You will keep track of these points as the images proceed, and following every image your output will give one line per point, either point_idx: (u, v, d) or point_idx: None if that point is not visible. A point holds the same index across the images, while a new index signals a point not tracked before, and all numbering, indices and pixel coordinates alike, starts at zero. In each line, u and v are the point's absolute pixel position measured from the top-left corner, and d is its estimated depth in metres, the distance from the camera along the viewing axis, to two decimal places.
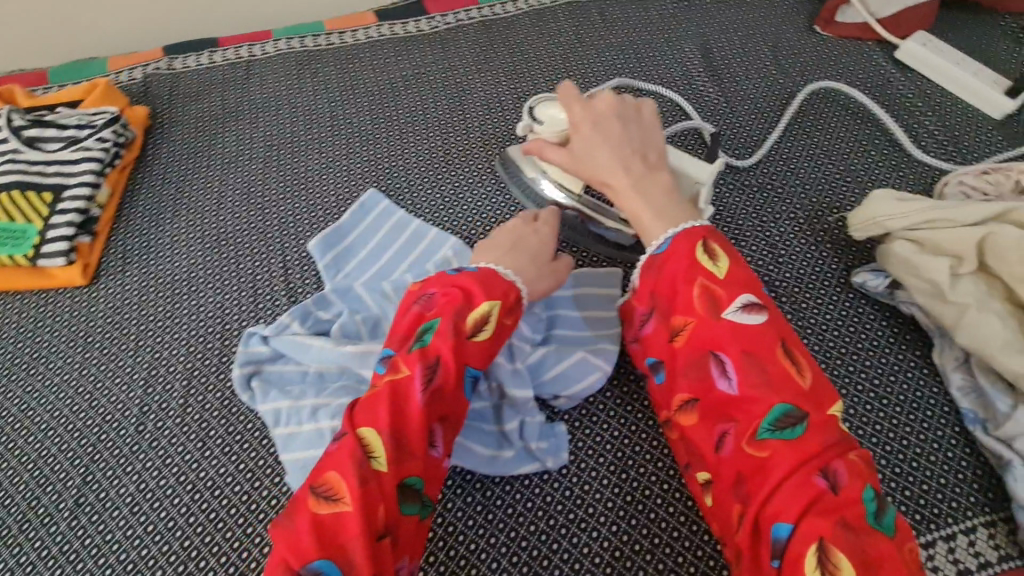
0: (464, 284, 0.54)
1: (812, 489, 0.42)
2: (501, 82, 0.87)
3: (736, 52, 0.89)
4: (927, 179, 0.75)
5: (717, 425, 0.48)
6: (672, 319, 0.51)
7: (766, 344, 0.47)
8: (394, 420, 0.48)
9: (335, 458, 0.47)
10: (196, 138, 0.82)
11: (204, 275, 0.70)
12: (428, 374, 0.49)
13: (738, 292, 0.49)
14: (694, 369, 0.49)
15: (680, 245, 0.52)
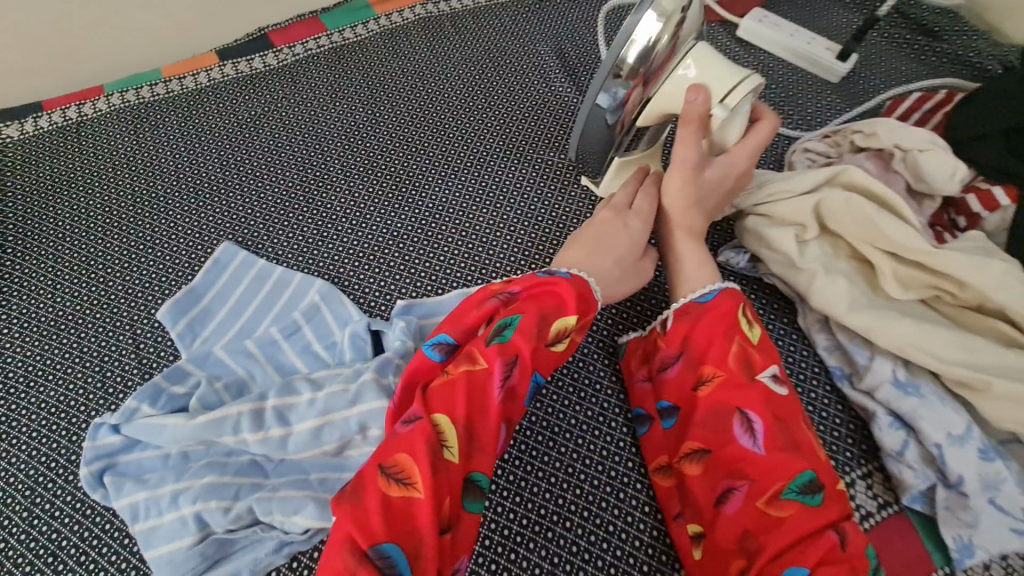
0: (554, 285, 0.54)
1: (826, 542, 0.46)
2: (358, 108, 0.84)
3: (590, 48, 0.89)
4: (777, 150, 0.78)
5: (723, 480, 0.51)
6: (701, 369, 0.54)
7: (793, 411, 0.52)
8: (471, 412, 0.48)
9: (404, 440, 0.47)
10: (24, 216, 0.75)
11: (43, 366, 0.63)
12: (508, 371, 0.50)
13: (769, 360, 0.53)
14: (716, 422, 0.52)
15: (725, 300, 0.56)
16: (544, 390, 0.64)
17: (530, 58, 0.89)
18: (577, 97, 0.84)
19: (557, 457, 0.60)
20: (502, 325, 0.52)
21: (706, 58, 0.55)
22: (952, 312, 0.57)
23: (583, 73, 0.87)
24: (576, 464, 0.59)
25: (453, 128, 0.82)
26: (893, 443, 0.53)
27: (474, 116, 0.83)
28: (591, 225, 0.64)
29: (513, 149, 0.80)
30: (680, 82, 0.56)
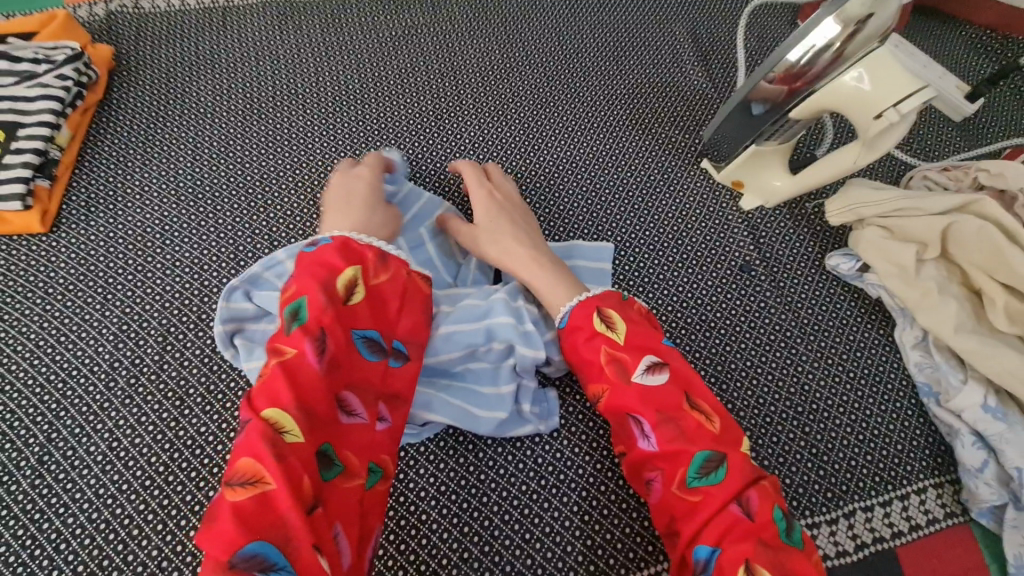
0: (326, 256, 0.50)
1: (729, 519, 0.44)
2: (494, 50, 0.86)
3: (726, 37, 0.90)
4: (893, 173, 0.80)
5: (645, 474, 0.50)
6: (590, 387, 0.53)
7: (673, 401, 0.49)
8: (302, 394, 0.43)
9: (243, 446, 0.40)
10: (166, 83, 0.77)
11: (179, 229, 0.66)
12: (320, 344, 0.45)
13: (641, 353, 0.51)
14: (621, 429, 0.52)
15: (580, 309, 0.54)
16: None
17: (664, 36, 0.90)
18: (706, 83, 0.86)
19: None
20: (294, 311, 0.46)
21: (889, 64, 0.54)
22: None
23: (716, 60, 0.88)
24: None
25: (584, 88, 0.84)
26: (973, 460, 0.57)
27: (604, 81, 0.85)
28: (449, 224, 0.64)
29: (637, 120, 0.82)
30: (844, 89, 0.56)
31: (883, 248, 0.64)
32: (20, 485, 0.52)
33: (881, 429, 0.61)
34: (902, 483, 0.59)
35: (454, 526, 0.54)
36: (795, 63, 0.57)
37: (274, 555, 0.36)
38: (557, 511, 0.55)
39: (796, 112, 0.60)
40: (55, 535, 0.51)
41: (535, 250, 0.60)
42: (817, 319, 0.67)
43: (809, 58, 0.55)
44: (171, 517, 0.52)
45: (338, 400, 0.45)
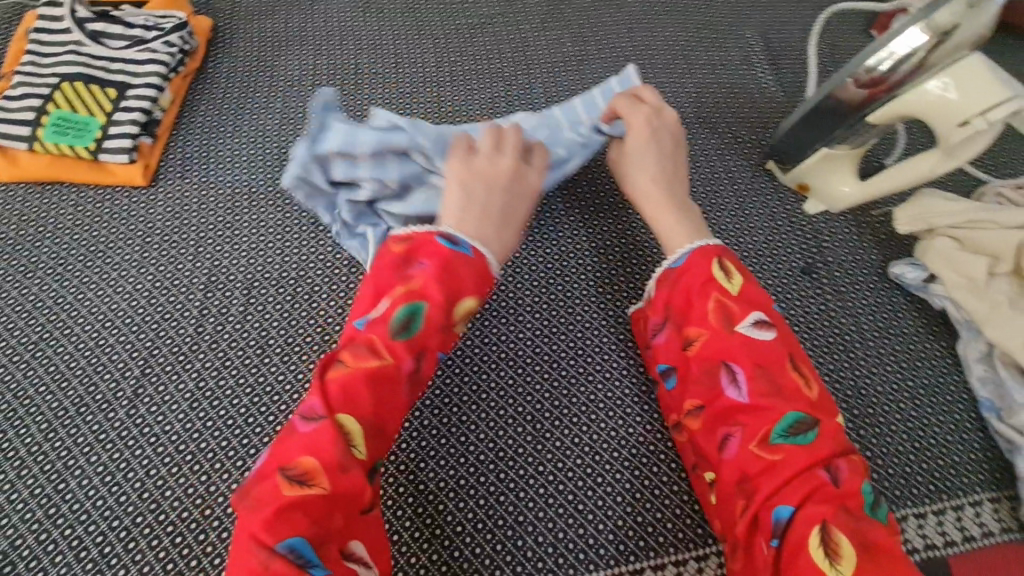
0: (457, 270, 0.53)
1: (814, 482, 0.46)
2: (566, 43, 0.88)
3: (797, 42, 0.90)
4: (963, 188, 0.79)
5: (720, 428, 0.51)
6: (685, 332, 0.55)
7: (776, 358, 0.51)
8: (378, 407, 0.48)
9: (306, 441, 0.45)
10: (258, 57, 0.81)
11: (266, 192, 0.70)
12: (415, 363, 0.50)
13: (749, 308, 0.53)
14: (707, 377, 0.52)
15: (694, 262, 0.56)
16: None
17: (736, 38, 0.90)
18: (775, 86, 0.86)
19: None
20: (408, 316, 0.50)
21: (976, 74, 0.54)
22: None
23: (786, 65, 0.88)
24: None
25: (653, 85, 0.85)
26: None
27: (673, 79, 0.86)
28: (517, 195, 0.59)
29: (704, 118, 0.83)
30: (930, 97, 0.56)
31: (952, 259, 0.64)
32: (114, 412, 0.56)
33: (938, 440, 0.61)
34: (957, 494, 0.58)
35: (511, 490, 0.56)
36: (874, 68, 0.58)
37: (306, 552, 0.41)
38: (610, 487, 0.57)
39: (877, 117, 0.60)
40: (145, 461, 0.55)
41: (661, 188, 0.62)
42: (877, 326, 0.67)
43: (889, 65, 0.57)
44: (250, 456, 0.55)
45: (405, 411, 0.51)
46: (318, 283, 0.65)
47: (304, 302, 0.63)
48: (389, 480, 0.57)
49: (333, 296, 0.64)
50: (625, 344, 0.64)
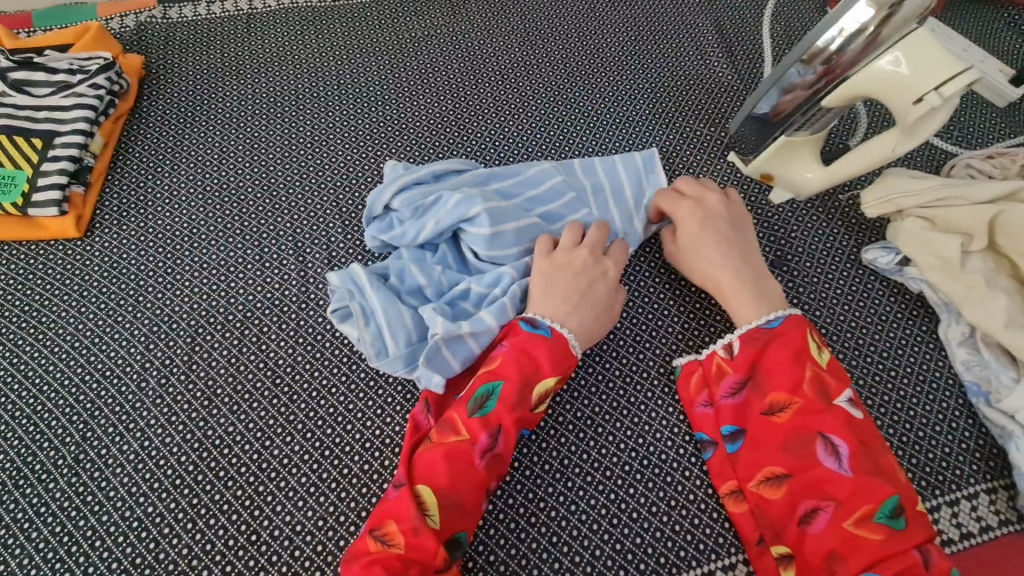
0: (530, 348, 0.55)
1: (910, 564, 0.45)
2: (513, 48, 0.85)
3: (750, 27, 0.88)
4: (933, 162, 0.76)
5: (807, 501, 0.49)
6: (773, 396, 0.53)
7: (871, 435, 0.51)
8: (454, 482, 0.50)
9: (394, 507, 0.49)
10: (195, 90, 0.78)
11: (208, 231, 0.67)
12: (491, 441, 0.51)
13: (843, 384, 0.53)
14: (796, 446, 0.51)
15: (794, 328, 0.55)
16: (675, 345, 0.63)
17: (688, 28, 0.88)
18: (731, 74, 0.84)
19: (682, 409, 0.59)
20: (484, 395, 0.53)
21: (928, 48, 0.51)
22: None
23: (741, 51, 0.86)
24: None
25: (606, 83, 0.83)
26: None
27: (626, 76, 0.83)
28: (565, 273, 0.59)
29: (662, 114, 0.80)
30: (881, 74, 0.53)
31: (925, 241, 0.61)
32: (55, 483, 0.54)
33: (926, 431, 0.58)
34: (951, 487, 0.55)
35: (481, 526, 0.55)
36: (826, 46, 0.55)
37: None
38: (584, 514, 0.55)
39: (832, 100, 0.57)
40: (89, 532, 0.52)
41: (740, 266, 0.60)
42: (854, 316, 0.65)
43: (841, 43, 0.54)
44: (200, 516, 0.52)
45: (486, 488, 0.51)
46: (265, 323, 0.61)
47: (250, 345, 0.60)
48: (349, 530, 0.52)
49: (282, 334, 0.61)
50: (591, 360, 0.62)
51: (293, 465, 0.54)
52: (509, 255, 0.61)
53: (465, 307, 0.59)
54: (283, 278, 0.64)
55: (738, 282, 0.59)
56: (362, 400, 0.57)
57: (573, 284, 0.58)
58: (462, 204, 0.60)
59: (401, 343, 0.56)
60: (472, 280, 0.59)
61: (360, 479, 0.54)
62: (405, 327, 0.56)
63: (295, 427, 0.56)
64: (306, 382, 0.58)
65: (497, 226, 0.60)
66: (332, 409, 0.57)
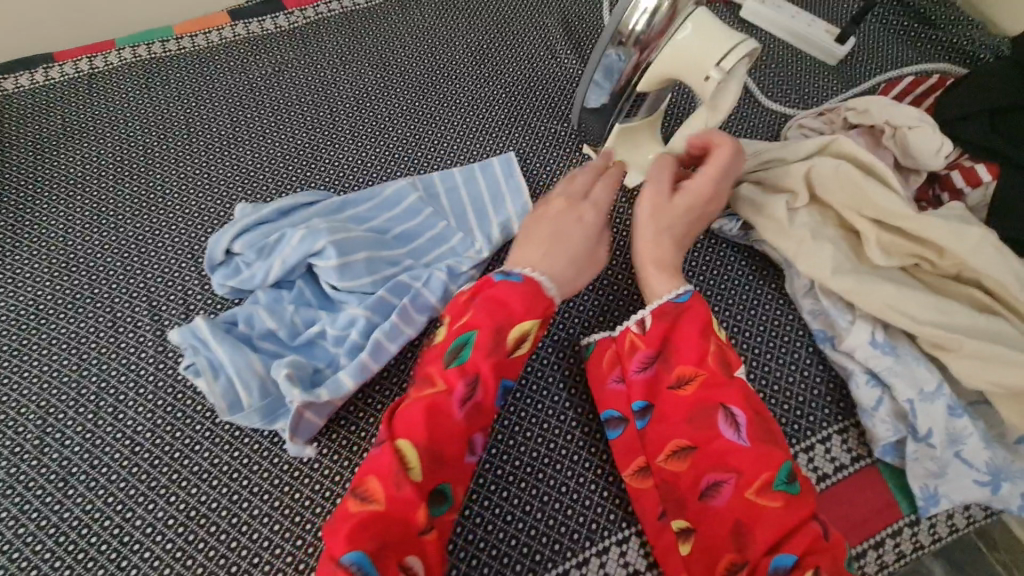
0: (502, 296, 0.56)
1: (809, 534, 0.46)
2: (367, 73, 0.86)
3: (595, 21, 0.91)
4: (774, 126, 0.80)
5: (711, 474, 0.51)
6: (679, 370, 0.55)
7: (765, 406, 0.53)
8: (432, 435, 0.50)
9: (373, 465, 0.50)
10: (35, 160, 0.76)
11: (55, 305, 0.65)
12: (466, 389, 0.52)
13: (740, 357, 0.55)
14: (700, 418, 0.52)
15: (696, 307, 0.57)
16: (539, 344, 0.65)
17: (536, 30, 0.90)
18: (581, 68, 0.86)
19: (549, 405, 0.61)
20: (460, 346, 0.53)
21: (707, 24, 0.55)
22: (933, 279, 0.60)
23: (588, 45, 0.89)
24: (569, 413, 0.62)
25: (461, 94, 0.84)
26: (869, 399, 0.56)
27: (480, 84, 0.85)
28: (546, 220, 0.63)
29: (517, 117, 0.82)
30: (679, 48, 0.55)
31: (757, 204, 0.64)
32: None
33: (782, 384, 0.61)
34: (807, 434, 0.58)
35: None
36: (632, 26, 0.54)
37: (367, 567, 0.44)
38: None
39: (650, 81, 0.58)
40: None
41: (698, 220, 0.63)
42: (709, 284, 0.67)
43: (648, 20, 0.53)
44: None
45: (467, 441, 0.52)
46: (122, 391, 0.60)
47: (107, 417, 0.58)
48: None
49: (140, 399, 0.59)
50: None
51: (158, 533, 0.53)
52: (362, 286, 0.61)
53: (322, 348, 0.60)
54: (138, 341, 0.62)
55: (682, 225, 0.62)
56: (227, 453, 0.56)
57: (546, 232, 0.61)
58: (307, 240, 0.60)
59: (254, 394, 0.56)
60: (326, 323, 0.60)
61: (230, 534, 0.53)
62: (258, 375, 0.56)
63: (157, 493, 0.55)
64: (167, 445, 0.57)
65: (346, 258, 0.61)
66: (196, 468, 0.56)
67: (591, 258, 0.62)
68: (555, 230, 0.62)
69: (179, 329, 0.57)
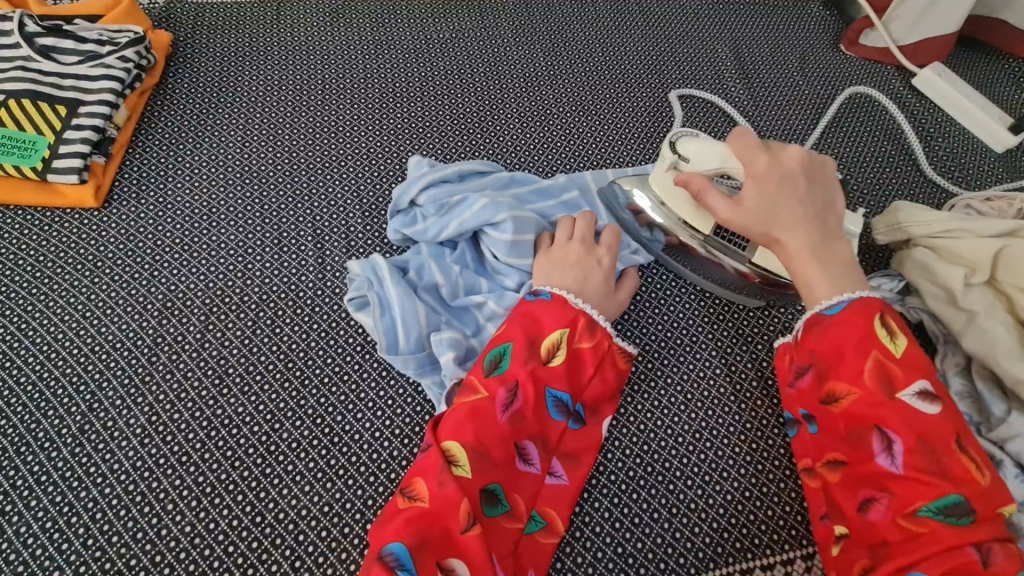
0: (536, 312, 0.56)
1: (962, 561, 0.40)
2: (539, 57, 0.86)
3: (766, 58, 0.91)
4: (935, 200, 0.79)
5: (861, 489, 0.46)
6: (833, 383, 0.49)
7: (943, 431, 0.44)
8: (479, 435, 0.50)
9: (421, 466, 0.50)
10: (220, 70, 0.78)
11: (227, 212, 0.67)
12: (509, 397, 0.52)
13: (914, 373, 0.46)
14: (852, 436, 0.47)
15: (859, 306, 0.49)
16: (683, 358, 0.63)
17: (708, 53, 0.91)
18: (747, 101, 0.86)
19: (686, 420, 0.60)
20: (497, 356, 0.54)
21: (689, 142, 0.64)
22: None
23: (758, 80, 0.89)
24: (705, 431, 0.60)
25: (628, 97, 0.84)
26: (1016, 492, 0.55)
27: (647, 93, 0.85)
28: (568, 258, 0.60)
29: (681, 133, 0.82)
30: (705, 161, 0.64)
31: (931, 271, 0.64)
32: (58, 452, 0.53)
33: None
34: None
35: None
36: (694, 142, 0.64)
37: (405, 561, 0.44)
38: (588, 516, 0.55)
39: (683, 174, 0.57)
40: (90, 505, 0.51)
41: (812, 228, 0.53)
42: None
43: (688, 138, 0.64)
44: (205, 495, 0.52)
45: (515, 445, 0.51)
46: (280, 306, 0.61)
47: (264, 327, 0.60)
48: (355, 517, 0.52)
49: (295, 318, 0.61)
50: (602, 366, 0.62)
51: (302, 449, 0.54)
52: (526, 266, 0.62)
53: (476, 317, 0.60)
54: (301, 263, 0.64)
55: (806, 236, 0.53)
56: (375, 390, 0.58)
57: (574, 272, 0.59)
58: (488, 210, 0.61)
59: (412, 342, 0.57)
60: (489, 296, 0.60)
61: (368, 468, 0.54)
62: (418, 325, 0.57)
63: (305, 411, 0.56)
64: (318, 367, 0.58)
65: (518, 236, 0.61)
66: (343, 396, 0.57)
67: (612, 299, 0.61)
68: (586, 272, 0.60)
69: (350, 264, 0.60)
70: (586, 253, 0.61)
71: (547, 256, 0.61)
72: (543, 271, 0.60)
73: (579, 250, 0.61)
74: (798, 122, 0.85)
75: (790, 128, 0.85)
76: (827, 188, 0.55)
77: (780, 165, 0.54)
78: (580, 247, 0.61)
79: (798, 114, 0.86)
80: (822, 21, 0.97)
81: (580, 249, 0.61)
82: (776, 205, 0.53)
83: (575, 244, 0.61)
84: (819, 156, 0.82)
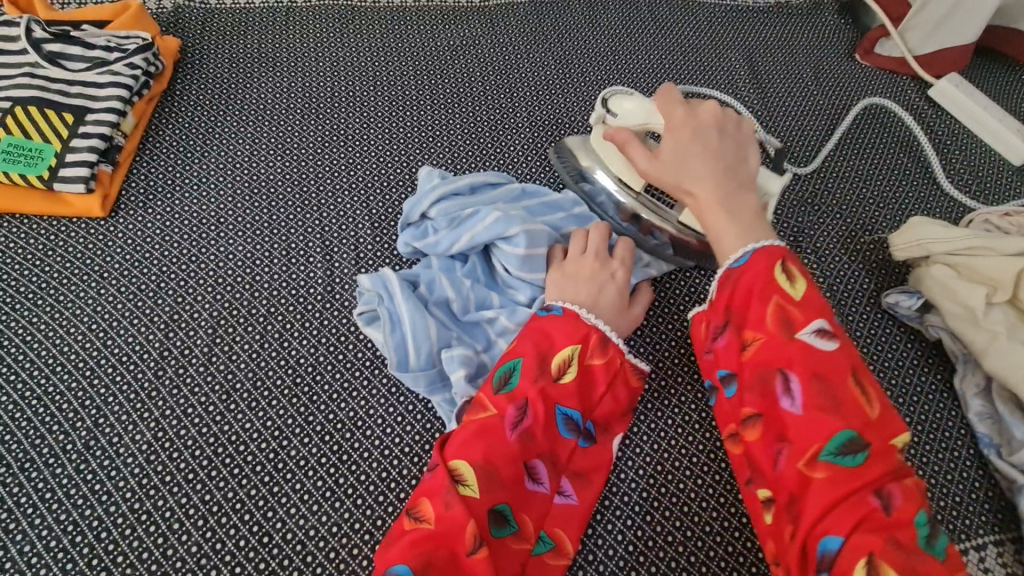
0: (547, 327, 0.55)
1: (864, 508, 0.39)
2: (550, 65, 0.85)
3: (779, 68, 0.90)
4: (952, 214, 0.78)
5: (771, 443, 0.44)
6: (744, 333, 0.46)
7: (839, 370, 0.42)
8: (487, 454, 0.49)
9: (427, 485, 0.49)
10: (229, 77, 0.77)
11: (234, 222, 0.66)
12: (518, 415, 0.51)
13: (812, 314, 0.44)
14: (757, 386, 0.44)
15: (764, 255, 0.48)
16: (697, 375, 0.62)
17: (721, 62, 0.89)
18: (761, 111, 0.85)
19: (700, 440, 0.59)
20: (507, 372, 0.53)
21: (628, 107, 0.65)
22: None
23: (771, 90, 0.87)
24: (720, 451, 0.59)
25: None
26: None
27: None
28: (581, 272, 0.59)
29: None
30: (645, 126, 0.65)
31: (952, 288, 0.62)
32: (63, 468, 0.53)
33: (939, 479, 0.59)
34: (960, 537, 0.56)
35: None
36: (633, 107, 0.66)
37: None
38: (601, 538, 0.54)
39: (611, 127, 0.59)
40: (95, 523, 0.50)
41: (721, 177, 0.53)
42: (872, 358, 0.66)
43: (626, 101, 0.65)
44: (212, 514, 0.51)
45: (524, 465, 0.50)
46: (288, 319, 0.60)
47: (272, 340, 0.59)
48: (364, 538, 0.51)
49: (303, 332, 0.60)
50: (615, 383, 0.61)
51: (310, 467, 0.53)
52: (538, 281, 0.61)
53: (488, 333, 0.59)
54: (309, 275, 0.63)
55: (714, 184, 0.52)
56: (384, 407, 0.57)
57: (587, 287, 0.58)
58: (500, 223, 0.60)
59: (422, 358, 0.56)
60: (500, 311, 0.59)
61: (377, 487, 0.53)
62: (429, 341, 0.56)
63: (313, 428, 0.55)
64: (326, 383, 0.57)
65: (531, 250, 0.60)
66: (352, 413, 0.56)
67: (625, 314, 0.60)
68: (599, 286, 0.59)
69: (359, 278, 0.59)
70: (599, 267, 0.60)
71: (559, 269, 0.60)
72: (554, 285, 0.59)
73: (591, 263, 0.60)
74: (813, 133, 0.84)
75: (804, 139, 0.83)
76: (741, 142, 0.56)
77: (695, 119, 0.55)
78: (593, 261, 0.60)
79: (813, 125, 0.85)
80: (836, 30, 0.96)
81: (593, 262, 0.60)
82: (685, 156, 0.54)
83: (588, 257, 0.60)
84: (834, 169, 0.80)
